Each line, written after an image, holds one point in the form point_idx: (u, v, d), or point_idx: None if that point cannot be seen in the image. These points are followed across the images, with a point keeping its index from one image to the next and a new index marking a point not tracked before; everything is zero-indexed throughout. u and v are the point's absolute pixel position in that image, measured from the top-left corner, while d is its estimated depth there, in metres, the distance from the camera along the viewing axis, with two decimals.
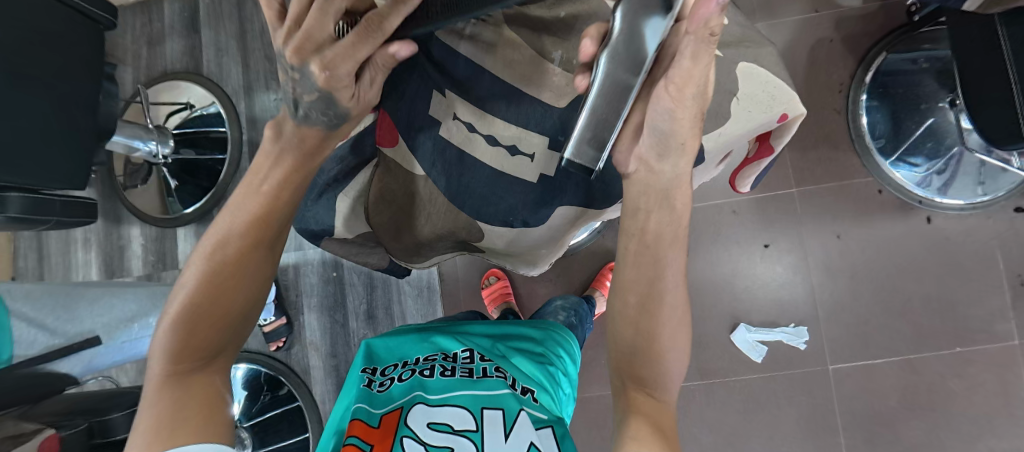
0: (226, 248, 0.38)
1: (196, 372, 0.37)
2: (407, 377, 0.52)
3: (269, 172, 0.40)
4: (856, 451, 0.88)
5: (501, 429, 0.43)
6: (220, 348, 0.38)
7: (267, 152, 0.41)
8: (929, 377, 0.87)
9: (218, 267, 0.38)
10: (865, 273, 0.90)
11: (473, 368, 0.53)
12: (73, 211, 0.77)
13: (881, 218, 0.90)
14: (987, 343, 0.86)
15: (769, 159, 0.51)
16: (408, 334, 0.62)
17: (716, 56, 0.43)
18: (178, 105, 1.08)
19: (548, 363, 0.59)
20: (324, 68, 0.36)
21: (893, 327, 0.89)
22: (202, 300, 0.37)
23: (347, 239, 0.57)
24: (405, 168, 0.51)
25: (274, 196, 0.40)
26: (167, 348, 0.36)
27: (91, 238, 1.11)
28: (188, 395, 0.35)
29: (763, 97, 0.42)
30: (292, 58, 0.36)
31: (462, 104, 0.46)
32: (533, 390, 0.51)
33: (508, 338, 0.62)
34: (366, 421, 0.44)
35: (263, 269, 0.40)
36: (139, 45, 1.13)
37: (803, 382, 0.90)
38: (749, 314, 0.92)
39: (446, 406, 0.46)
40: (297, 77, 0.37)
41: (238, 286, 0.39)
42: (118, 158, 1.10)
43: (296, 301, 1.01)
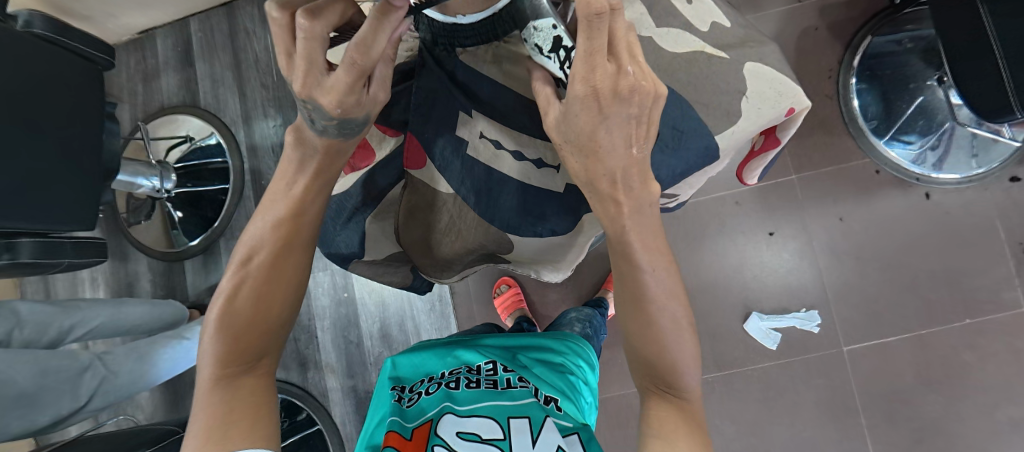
0: (261, 257, 0.41)
1: (243, 375, 0.39)
2: (434, 390, 0.52)
3: (295, 177, 0.41)
4: (877, 430, 0.89)
5: (528, 436, 0.44)
6: (263, 352, 0.41)
7: (289, 158, 0.41)
8: (942, 351, 0.88)
9: (256, 276, 0.41)
10: (870, 253, 0.91)
11: (497, 379, 0.54)
12: (86, 251, 0.76)
13: (881, 197, 0.91)
14: (996, 312, 0.87)
15: (775, 151, 0.52)
16: (431, 350, 0.62)
17: (723, 59, 0.46)
18: (178, 138, 1.09)
19: (569, 373, 0.60)
20: (331, 101, 0.33)
21: (903, 304, 0.90)
22: (244, 307, 0.40)
23: (376, 260, 0.60)
24: (432, 187, 0.53)
25: (301, 202, 0.41)
26: (214, 353, 0.39)
27: (98, 277, 1.10)
28: (236, 398, 0.38)
29: (771, 93, 0.45)
30: (298, 91, 0.33)
31: (488, 124, 0.47)
32: (556, 399, 0.51)
33: (527, 350, 0.63)
34: (399, 433, 0.45)
35: (296, 275, 0.43)
36: (135, 82, 1.14)
37: (819, 365, 0.91)
38: (760, 302, 0.93)
39: (474, 416, 0.47)
40: (310, 108, 0.34)
41: (274, 293, 0.41)
42: (122, 195, 1.10)
43: (309, 325, 1.01)
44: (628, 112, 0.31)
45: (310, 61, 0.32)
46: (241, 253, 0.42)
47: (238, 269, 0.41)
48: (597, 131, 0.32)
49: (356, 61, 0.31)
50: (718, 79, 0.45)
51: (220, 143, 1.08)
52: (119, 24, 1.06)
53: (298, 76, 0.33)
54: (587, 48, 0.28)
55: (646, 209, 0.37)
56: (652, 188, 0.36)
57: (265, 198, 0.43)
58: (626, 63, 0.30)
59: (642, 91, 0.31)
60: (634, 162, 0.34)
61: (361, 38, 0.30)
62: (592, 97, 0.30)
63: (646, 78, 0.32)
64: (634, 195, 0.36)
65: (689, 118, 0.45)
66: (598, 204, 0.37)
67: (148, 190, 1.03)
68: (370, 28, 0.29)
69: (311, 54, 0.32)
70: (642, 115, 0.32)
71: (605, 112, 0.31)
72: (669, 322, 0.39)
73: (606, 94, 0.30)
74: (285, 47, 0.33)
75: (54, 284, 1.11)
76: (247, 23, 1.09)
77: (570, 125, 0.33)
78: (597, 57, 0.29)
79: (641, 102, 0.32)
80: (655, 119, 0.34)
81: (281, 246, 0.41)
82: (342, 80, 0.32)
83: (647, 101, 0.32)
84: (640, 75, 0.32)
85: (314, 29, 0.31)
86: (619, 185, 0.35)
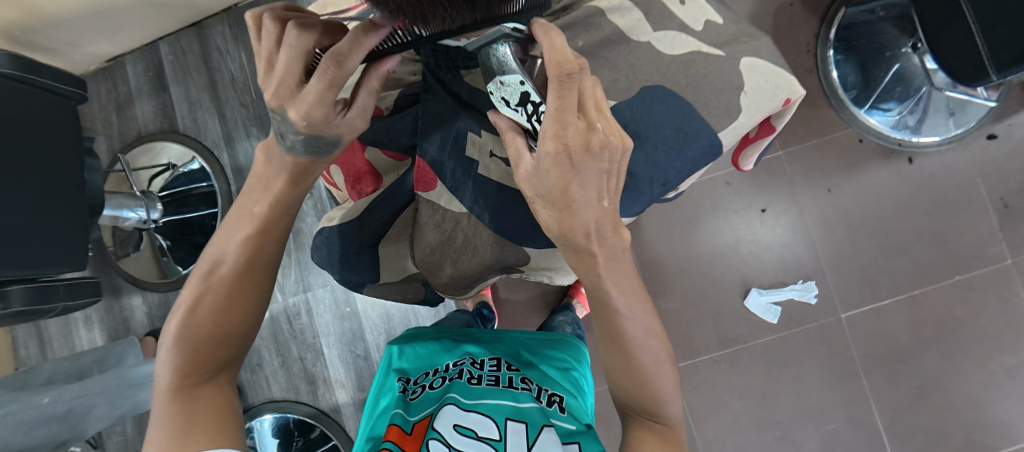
0: (222, 272, 0.42)
1: (203, 384, 0.41)
2: (438, 384, 0.53)
3: (260, 196, 0.41)
4: (880, 391, 0.91)
5: (525, 440, 0.45)
6: (225, 361, 0.43)
7: (258, 175, 0.41)
8: (935, 309, 0.91)
9: (217, 288, 0.42)
10: (860, 221, 0.94)
11: (499, 375, 0.54)
12: (77, 292, 0.75)
13: (865, 166, 0.94)
14: (983, 266, 0.90)
15: (771, 137, 0.54)
16: (437, 341, 0.62)
17: (717, 56, 0.48)
18: (160, 167, 1.06)
19: (572, 369, 0.60)
20: (299, 113, 0.32)
21: (895, 267, 0.92)
22: (204, 321, 0.41)
23: (390, 281, 0.61)
24: (442, 206, 0.51)
25: (265, 220, 0.42)
26: (173, 365, 0.40)
27: (91, 315, 1.07)
28: (197, 405, 0.39)
29: (766, 86, 0.47)
30: (270, 102, 0.33)
31: (496, 142, 0.47)
32: (561, 398, 0.52)
33: (530, 345, 0.64)
34: (400, 427, 0.45)
35: (259, 290, 0.44)
36: (108, 112, 1.11)
37: (819, 334, 0.93)
38: (759, 278, 0.95)
39: (473, 411, 0.47)
40: (279, 119, 0.34)
41: (234, 307, 0.42)
42: (107, 229, 1.07)
43: (314, 342, 1.00)
44: (600, 168, 0.33)
45: (290, 70, 0.31)
46: (202, 267, 0.42)
47: (199, 282, 0.42)
48: (568, 184, 0.32)
49: (332, 78, 0.30)
50: (715, 77, 0.47)
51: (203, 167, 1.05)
52: (85, 53, 1.03)
53: (271, 87, 0.32)
54: (559, 107, 0.29)
55: (619, 254, 0.40)
56: (623, 235, 0.39)
57: (229, 215, 0.43)
58: (595, 119, 0.31)
59: (612, 147, 0.33)
60: (605, 212, 0.36)
61: (338, 49, 0.28)
62: (564, 155, 0.31)
63: (613, 134, 0.33)
64: (606, 243, 0.38)
65: (690, 118, 0.47)
66: (579, 259, 0.39)
67: (134, 222, 1.00)
68: (348, 42, 0.27)
69: (293, 65, 0.31)
70: (610, 171, 0.34)
71: (576, 167, 0.32)
72: (648, 357, 0.43)
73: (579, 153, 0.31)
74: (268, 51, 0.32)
75: (46, 326, 1.09)
76: (220, 42, 1.06)
77: (541, 180, 0.33)
78: (569, 116, 0.30)
79: (611, 158, 0.33)
80: (621, 173, 0.36)
81: (244, 264, 0.42)
82: (316, 91, 0.31)
83: (616, 156, 0.34)
84: (608, 130, 0.33)
85: (301, 42, 0.30)
86: (595, 235, 0.37)
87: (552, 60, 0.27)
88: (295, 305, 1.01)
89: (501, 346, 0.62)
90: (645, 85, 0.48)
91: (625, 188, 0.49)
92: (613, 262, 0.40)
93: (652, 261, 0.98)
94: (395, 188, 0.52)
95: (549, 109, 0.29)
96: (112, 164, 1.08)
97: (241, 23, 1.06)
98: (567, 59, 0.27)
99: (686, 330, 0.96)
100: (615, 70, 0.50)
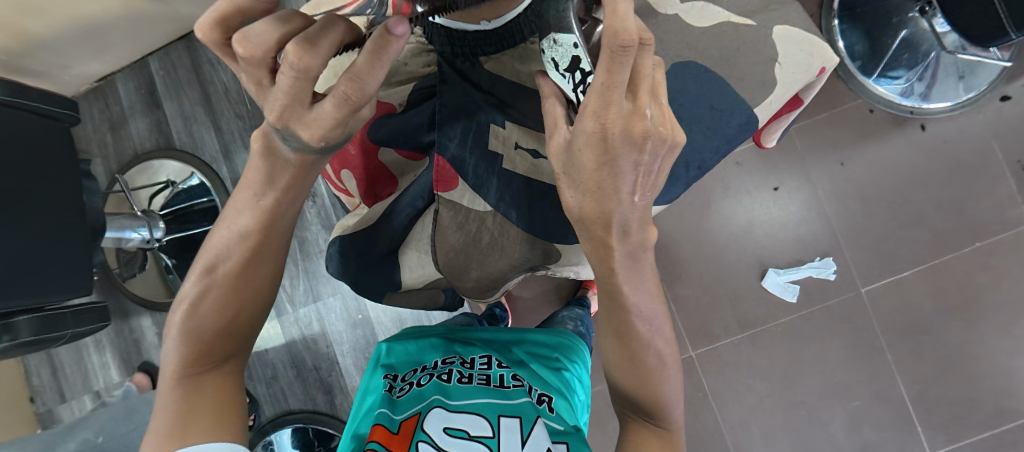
0: (225, 267, 0.39)
1: (208, 374, 0.40)
2: (426, 382, 0.51)
3: (263, 190, 0.37)
4: (905, 364, 0.90)
5: (518, 436, 0.43)
6: (232, 351, 0.42)
7: (257, 168, 0.36)
8: (957, 277, 0.89)
9: (221, 282, 0.40)
10: (874, 193, 0.92)
11: (490, 374, 0.54)
12: (85, 318, 0.74)
13: (877, 137, 0.91)
14: (1003, 231, 0.88)
15: (799, 110, 0.55)
16: (430, 339, 0.63)
17: (751, 25, 0.48)
18: (159, 184, 1.05)
19: (563, 369, 0.59)
20: (312, 134, 0.29)
21: (913, 238, 0.90)
22: (208, 313, 0.40)
23: (415, 287, 0.59)
24: (465, 207, 0.49)
25: (269, 213, 0.38)
26: (179, 354, 0.39)
27: (102, 339, 1.06)
28: (201, 395, 0.38)
29: (801, 56, 0.47)
30: (272, 122, 0.29)
31: (520, 133, 0.46)
32: (549, 399, 0.51)
33: (521, 343, 0.64)
34: (386, 426, 0.44)
35: (267, 281, 0.42)
36: (103, 133, 1.09)
37: (840, 310, 0.91)
38: (775, 257, 0.93)
39: (462, 412, 0.46)
40: (286, 135, 0.30)
41: (240, 300, 0.41)
42: (111, 251, 1.06)
43: (328, 352, 0.99)
44: (638, 159, 0.28)
45: (297, 94, 0.27)
46: (207, 259, 0.40)
47: (202, 275, 0.40)
48: (601, 172, 0.28)
49: (349, 96, 0.27)
50: (750, 49, 0.47)
51: (203, 182, 1.03)
52: (75, 73, 1.01)
53: (274, 108, 0.28)
54: (604, 83, 0.25)
55: (642, 252, 0.35)
56: (648, 233, 0.34)
57: (231, 203, 0.39)
58: (646, 105, 0.27)
59: (659, 137, 0.28)
60: (636, 207, 0.31)
61: (356, 69, 0.25)
62: (601, 138, 0.27)
63: (663, 124, 0.29)
64: (628, 239, 0.33)
65: (725, 95, 0.47)
66: (597, 249, 0.34)
67: (138, 242, 0.97)
68: (367, 61, 0.25)
69: (300, 89, 0.27)
70: (654, 164, 0.30)
71: (612, 156, 0.27)
72: (654, 360, 0.40)
73: (618, 139, 0.27)
74: (255, 75, 0.28)
75: (57, 353, 1.07)
76: (211, 53, 1.04)
77: (573, 159, 0.29)
78: (615, 95, 0.26)
79: (655, 150, 0.29)
80: (666, 166, 0.32)
81: (250, 257, 0.39)
82: (329, 113, 0.28)
83: (661, 150, 0.29)
84: (659, 119, 0.29)
85: (310, 68, 0.25)
86: (619, 229, 0.32)
87: (607, 30, 0.23)
88: (305, 313, 0.99)
89: (490, 345, 0.62)
90: (677, 60, 0.48)
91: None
92: (634, 261, 0.35)
93: (665, 247, 0.96)
94: (412, 186, 0.51)
95: (595, 83, 0.26)
96: (111, 185, 1.07)
97: None
98: (626, 31, 0.23)
99: (703, 315, 0.95)
100: None
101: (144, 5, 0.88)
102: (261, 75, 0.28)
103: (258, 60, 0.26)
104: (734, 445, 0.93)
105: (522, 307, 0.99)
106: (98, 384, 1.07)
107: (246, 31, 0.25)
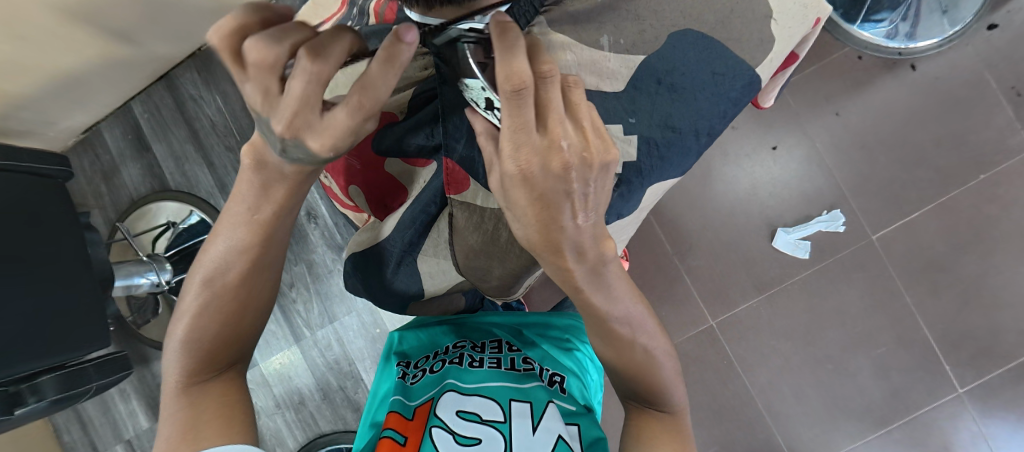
0: (224, 278, 0.39)
1: (212, 381, 0.41)
2: (439, 368, 0.54)
3: (259, 203, 0.35)
4: (925, 305, 0.90)
5: (530, 420, 0.45)
6: (232, 359, 0.43)
7: (248, 182, 0.34)
8: (964, 213, 0.89)
9: (219, 292, 0.39)
10: (873, 139, 0.91)
11: (501, 358, 0.56)
12: (107, 369, 0.75)
13: (869, 83, 0.91)
14: (1006, 160, 0.88)
15: (795, 65, 0.55)
16: (438, 326, 0.64)
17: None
18: (160, 226, 1.04)
19: (575, 349, 0.61)
20: (322, 143, 0.27)
21: (917, 179, 0.90)
22: (209, 324, 0.40)
23: (438, 292, 0.58)
24: (479, 206, 0.48)
25: (266, 226, 0.37)
26: (182, 364, 0.39)
27: (126, 388, 1.06)
28: (206, 401, 0.39)
29: (797, 9, 0.47)
30: (279, 133, 0.26)
31: None
32: (561, 380, 0.54)
33: (532, 325, 0.65)
34: (401, 413, 0.46)
35: (265, 287, 0.42)
36: (97, 184, 1.09)
37: (854, 260, 0.91)
38: (782, 217, 0.93)
39: (476, 395, 0.48)
40: (290, 147, 0.28)
41: (240, 310, 0.41)
42: (122, 300, 1.06)
43: (352, 370, 0.99)
44: (568, 189, 0.26)
45: (308, 100, 0.25)
46: (202, 271, 0.39)
47: (201, 286, 0.39)
48: (533, 206, 0.26)
49: (362, 104, 0.26)
50: (744, 9, 0.47)
51: (203, 219, 1.02)
52: (60, 128, 1.00)
53: (282, 117, 0.26)
54: (512, 125, 0.23)
55: (604, 265, 0.33)
56: (607, 247, 0.32)
57: (224, 217, 0.38)
58: (561, 135, 0.24)
59: (584, 165, 0.25)
60: (584, 229, 0.28)
61: (372, 75, 0.24)
62: (523, 177, 0.25)
63: (588, 149, 0.25)
64: (586, 259, 0.31)
65: (727, 59, 0.47)
66: (556, 271, 0.32)
67: (148, 287, 0.96)
68: (379, 69, 0.24)
69: (312, 94, 0.25)
70: (590, 189, 0.27)
71: (540, 191, 0.25)
72: (644, 353, 0.41)
73: (539, 176, 0.25)
74: (263, 87, 0.25)
75: (84, 407, 1.08)
76: (192, 90, 1.03)
77: (506, 196, 0.27)
78: (524, 134, 0.23)
79: (584, 177, 0.26)
80: (605, 187, 0.28)
81: (247, 268, 0.39)
82: (342, 121, 0.26)
83: (592, 175, 0.26)
84: (581, 143, 0.25)
85: (326, 73, 0.24)
86: (572, 252, 0.29)
87: (500, 75, 0.22)
88: (322, 332, 0.99)
89: (500, 328, 0.64)
90: (672, 31, 0.47)
91: (672, 143, 0.49)
92: (597, 275, 0.33)
93: (672, 222, 0.96)
94: (422, 193, 0.50)
95: (503, 129, 0.23)
96: (113, 234, 1.06)
97: (208, 66, 1.02)
98: (517, 74, 0.21)
99: (718, 283, 0.95)
100: (638, 21, 0.47)
101: (119, 50, 0.88)
102: (269, 83, 0.25)
103: (268, 67, 0.24)
104: (766, 407, 0.93)
105: (537, 301, 0.99)
106: (128, 432, 1.07)
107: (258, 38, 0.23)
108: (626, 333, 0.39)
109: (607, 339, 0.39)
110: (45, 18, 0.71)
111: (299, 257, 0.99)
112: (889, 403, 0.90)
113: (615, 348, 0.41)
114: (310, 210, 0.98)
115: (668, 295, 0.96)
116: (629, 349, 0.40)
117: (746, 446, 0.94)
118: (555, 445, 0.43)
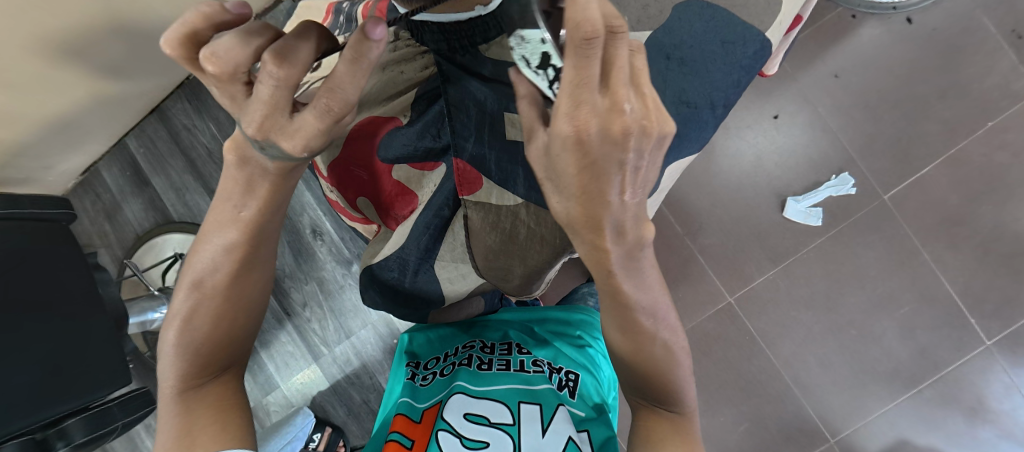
0: (213, 283, 0.38)
1: (206, 387, 0.40)
2: (447, 371, 0.55)
3: (244, 200, 0.34)
4: (945, 261, 0.88)
5: (538, 423, 0.45)
6: (227, 362, 0.42)
7: (234, 176, 0.33)
8: (976, 162, 0.87)
9: (210, 296, 0.39)
10: (875, 98, 0.90)
11: (510, 359, 0.55)
12: (132, 406, 0.74)
13: (865, 41, 0.89)
14: (1011, 105, 0.86)
15: (797, 26, 0.54)
16: (448, 326, 0.64)
17: None
18: (168, 259, 1.03)
19: (587, 345, 0.60)
20: (295, 144, 0.27)
21: (924, 132, 0.89)
22: (201, 327, 0.39)
23: (458, 296, 0.58)
24: (494, 205, 0.47)
25: (252, 225, 0.36)
26: (175, 369, 0.39)
27: (151, 423, 1.06)
28: (199, 406, 0.38)
29: None
30: (251, 134, 0.26)
31: None
32: (571, 383, 0.52)
33: (546, 322, 0.65)
34: (408, 416, 0.47)
35: (257, 290, 0.41)
36: (101, 223, 1.08)
37: (868, 222, 0.90)
38: (791, 185, 0.92)
39: (484, 399, 0.48)
40: (265, 149, 0.27)
41: (233, 318, 0.41)
42: (138, 337, 1.06)
43: (373, 382, 0.99)
44: (622, 159, 0.23)
45: (276, 103, 0.25)
46: (193, 276, 0.39)
47: (190, 291, 0.39)
48: (582, 176, 0.23)
49: (331, 107, 0.25)
50: None
51: None
52: (59, 172, 1.00)
53: (253, 119, 0.25)
54: (575, 78, 0.21)
55: (640, 250, 0.30)
56: (647, 230, 0.29)
57: (210, 217, 0.37)
58: (625, 97, 0.21)
59: (643, 134, 0.22)
60: (629, 207, 0.26)
61: (336, 76, 0.24)
62: (577, 140, 0.22)
63: (647, 116, 0.22)
64: (624, 240, 0.28)
65: (731, 26, 0.47)
66: (591, 252, 0.29)
67: (162, 321, 0.95)
68: (346, 70, 0.23)
69: (280, 97, 0.25)
70: (642, 162, 0.24)
71: (592, 161, 0.22)
72: (661, 351, 0.40)
73: (596, 141, 0.22)
74: (232, 91, 0.26)
75: (111, 445, 1.08)
76: (184, 119, 1.03)
77: (552, 163, 0.24)
78: (587, 91, 0.21)
79: (640, 147, 0.23)
80: (657, 163, 0.25)
81: (238, 269, 0.38)
82: (312, 124, 0.26)
83: (648, 146, 0.23)
84: (641, 110, 0.22)
85: (290, 76, 0.24)
86: (613, 230, 0.27)
87: (567, 22, 0.19)
88: (336, 345, 0.99)
89: (513, 325, 0.64)
90: (676, 2, 0.47)
91: (688, 118, 0.47)
92: (631, 259, 0.31)
93: (679, 202, 0.95)
94: (432, 197, 0.49)
95: (563, 81, 0.21)
96: (122, 272, 1.06)
97: (198, 93, 1.02)
98: (588, 20, 0.19)
99: (733, 259, 0.94)
100: None
101: (110, 87, 0.88)
102: (234, 88, 0.26)
103: (230, 75, 0.24)
104: (793, 379, 0.92)
105: (551, 295, 0.98)
106: None
107: (215, 46, 0.23)
108: (643, 327, 0.37)
109: (632, 333, 0.38)
110: (32, 63, 0.70)
111: (308, 274, 0.99)
112: (917, 363, 0.89)
113: (636, 347, 0.39)
114: (315, 227, 0.98)
115: (683, 276, 0.95)
116: (647, 346, 0.39)
117: (777, 422, 0.93)
118: (565, 446, 0.41)
